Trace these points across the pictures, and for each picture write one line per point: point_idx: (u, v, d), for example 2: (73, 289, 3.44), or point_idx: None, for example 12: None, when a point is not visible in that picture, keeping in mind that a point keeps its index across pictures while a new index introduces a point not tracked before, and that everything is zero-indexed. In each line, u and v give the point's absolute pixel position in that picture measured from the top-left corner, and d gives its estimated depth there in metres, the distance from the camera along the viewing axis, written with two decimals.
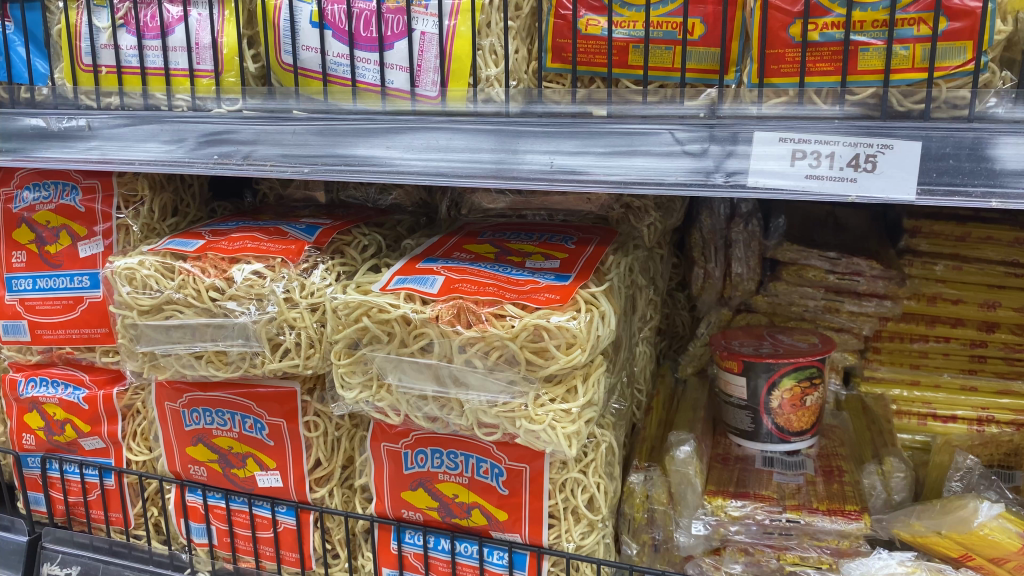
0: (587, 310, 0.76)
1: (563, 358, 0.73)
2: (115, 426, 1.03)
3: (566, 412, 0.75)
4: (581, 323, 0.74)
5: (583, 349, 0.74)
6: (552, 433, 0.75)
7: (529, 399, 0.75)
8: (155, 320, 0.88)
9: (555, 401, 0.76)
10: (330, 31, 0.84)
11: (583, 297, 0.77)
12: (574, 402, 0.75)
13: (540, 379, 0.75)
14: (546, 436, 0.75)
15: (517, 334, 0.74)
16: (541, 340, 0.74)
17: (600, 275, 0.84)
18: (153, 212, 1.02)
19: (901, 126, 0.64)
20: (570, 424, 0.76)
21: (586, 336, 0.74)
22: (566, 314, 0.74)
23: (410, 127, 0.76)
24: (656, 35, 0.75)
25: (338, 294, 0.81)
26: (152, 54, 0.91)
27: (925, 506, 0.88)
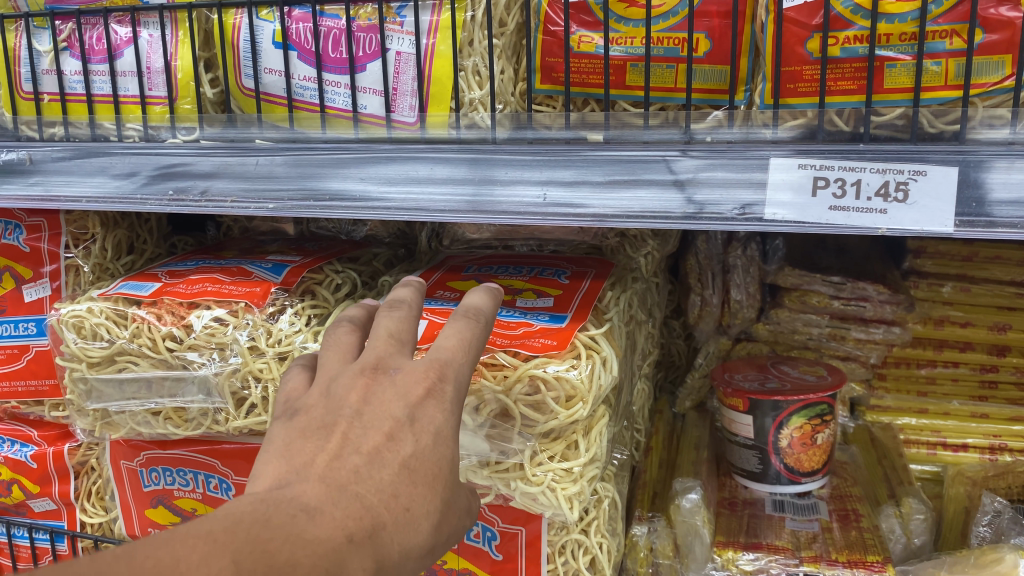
0: (587, 357, 0.68)
1: (563, 414, 0.65)
2: (67, 486, 0.94)
3: (567, 472, 0.68)
4: (583, 373, 0.66)
5: (585, 401, 0.66)
6: (552, 495, 0.67)
7: (525, 459, 0.67)
8: (107, 372, 0.79)
9: (554, 459, 0.68)
10: (295, 51, 0.76)
11: (581, 341, 0.70)
12: (576, 460, 0.67)
13: (536, 436, 0.67)
14: (544, 499, 0.67)
15: (511, 386, 0.67)
16: (538, 392, 0.66)
17: (598, 318, 0.77)
18: (105, 250, 0.94)
19: (934, 150, 0.57)
20: (571, 485, 0.68)
21: (588, 387, 0.66)
22: (565, 363, 0.66)
23: (388, 157, 0.69)
24: (656, 52, 0.68)
25: (311, 344, 0.75)
26: (100, 80, 0.83)
27: (957, 558, 0.81)
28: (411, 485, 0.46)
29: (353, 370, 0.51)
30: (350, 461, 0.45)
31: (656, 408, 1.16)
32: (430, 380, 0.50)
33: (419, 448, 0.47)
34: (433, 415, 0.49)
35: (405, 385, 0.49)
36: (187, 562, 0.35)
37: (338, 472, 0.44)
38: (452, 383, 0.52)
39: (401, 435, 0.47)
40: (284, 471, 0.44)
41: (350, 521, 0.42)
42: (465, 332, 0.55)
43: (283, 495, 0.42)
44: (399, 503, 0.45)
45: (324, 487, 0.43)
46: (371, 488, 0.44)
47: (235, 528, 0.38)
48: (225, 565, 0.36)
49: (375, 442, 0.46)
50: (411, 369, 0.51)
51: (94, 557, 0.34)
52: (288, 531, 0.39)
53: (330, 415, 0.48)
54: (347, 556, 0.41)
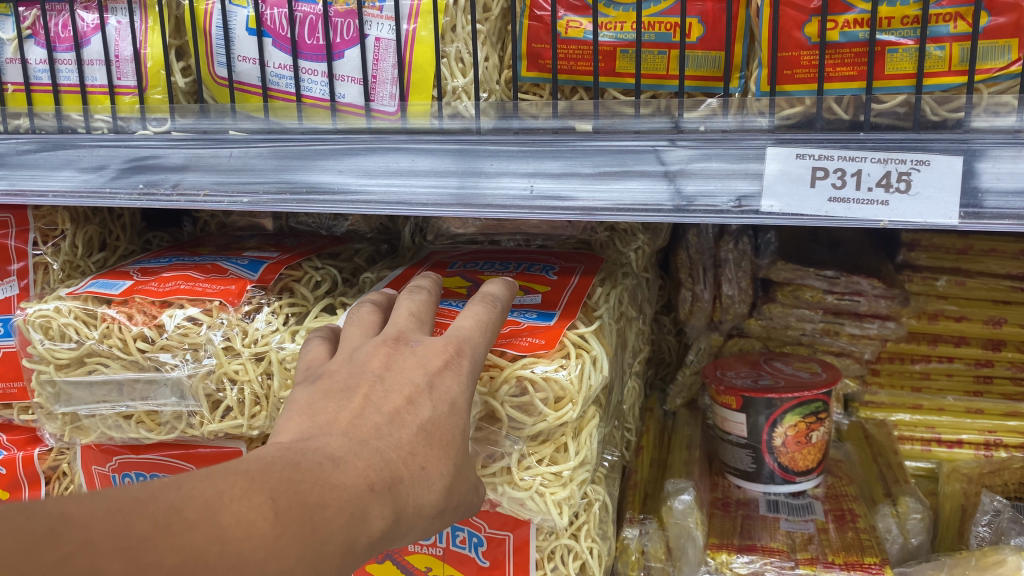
0: (577, 357, 0.66)
1: (552, 416, 0.63)
2: (37, 492, 0.92)
3: (556, 476, 0.65)
4: (572, 373, 0.63)
5: (574, 403, 0.64)
6: (540, 500, 0.65)
7: (512, 463, 0.65)
8: (76, 375, 0.76)
9: (542, 463, 0.65)
10: (270, 38, 0.73)
11: (571, 339, 0.67)
12: (565, 463, 0.65)
13: (524, 439, 0.65)
14: (532, 504, 0.65)
15: (498, 388, 0.64)
16: (525, 394, 0.63)
17: (588, 315, 0.74)
18: (75, 247, 0.91)
19: (937, 139, 0.55)
20: (561, 489, 0.65)
21: (577, 388, 0.63)
22: (553, 364, 0.64)
23: (367, 147, 0.66)
24: (647, 37, 0.66)
25: (287, 344, 0.71)
26: (66, 69, 0.79)
27: (957, 560, 0.78)
28: (428, 447, 0.48)
29: (376, 342, 0.56)
30: (373, 420, 0.48)
31: (647, 406, 1.13)
32: (449, 354, 0.55)
33: (436, 413, 0.50)
34: (450, 385, 0.53)
35: (426, 357, 0.54)
36: (228, 495, 0.38)
37: (359, 429, 0.46)
38: (469, 359, 0.56)
39: (420, 400, 0.50)
40: (308, 427, 0.47)
41: (371, 472, 0.44)
42: (482, 315, 0.60)
43: (310, 447, 0.44)
44: (417, 461, 0.47)
45: (347, 440, 0.45)
46: (391, 445, 0.46)
47: (270, 468, 0.41)
48: (261, 501, 0.39)
49: (395, 405, 0.49)
50: (433, 344, 0.55)
51: (148, 485, 0.38)
52: (315, 477, 0.42)
53: (354, 378, 0.51)
54: (368, 505, 0.43)
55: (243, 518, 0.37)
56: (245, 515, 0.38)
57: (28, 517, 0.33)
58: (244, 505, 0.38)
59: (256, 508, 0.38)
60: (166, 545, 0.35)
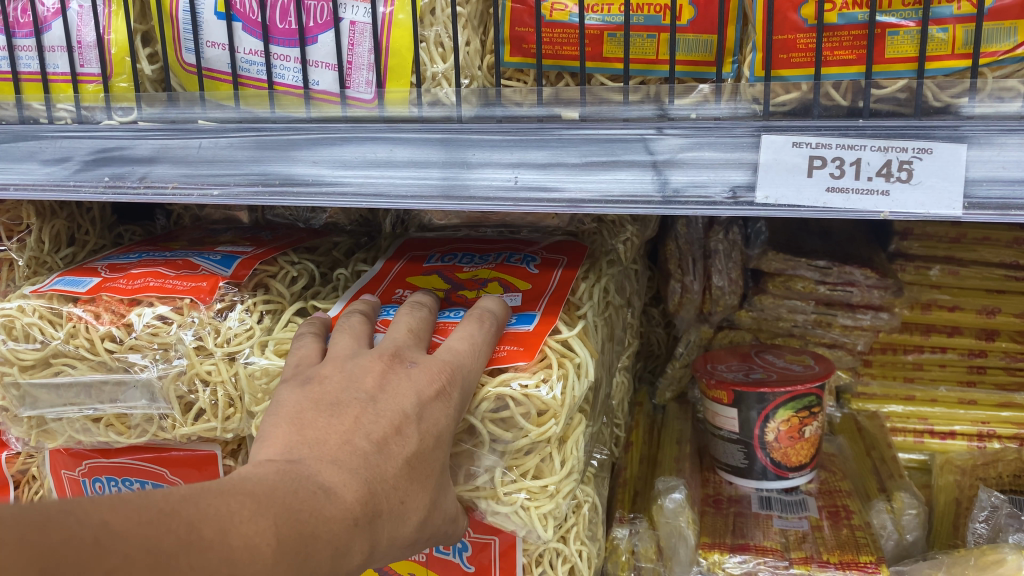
0: (559, 367, 0.63)
1: (535, 432, 0.60)
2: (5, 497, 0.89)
3: (542, 488, 0.63)
4: (555, 390, 0.60)
5: (558, 416, 0.61)
6: (524, 514, 0.63)
7: (495, 479, 0.62)
8: (41, 377, 0.72)
9: (527, 476, 0.63)
10: (240, 22, 0.69)
11: (553, 349, 0.65)
12: (550, 475, 0.63)
13: (506, 454, 0.62)
14: (517, 519, 0.63)
15: (476, 405, 0.61)
16: (505, 410, 0.61)
17: (569, 316, 0.71)
18: (42, 243, 0.87)
19: (940, 125, 0.52)
20: (546, 502, 0.63)
21: (560, 403, 0.61)
22: (533, 379, 0.61)
23: (343, 137, 0.63)
24: (637, 20, 0.63)
25: (255, 358, 0.68)
26: (26, 56, 0.75)
27: (955, 558, 0.77)
28: (409, 482, 0.51)
29: (372, 356, 0.57)
30: (362, 447, 0.50)
31: (636, 400, 1.11)
32: (441, 383, 0.56)
33: (421, 445, 0.53)
34: (439, 415, 0.55)
35: (420, 382, 0.55)
36: (238, 517, 0.41)
37: (350, 458, 0.49)
38: (460, 389, 0.57)
39: (408, 431, 0.52)
40: (298, 441, 0.49)
41: (358, 505, 0.47)
42: (475, 336, 0.60)
43: (303, 475, 0.46)
44: (398, 496, 0.50)
45: (338, 467, 0.48)
46: (377, 478, 0.49)
47: (273, 491, 0.44)
48: (266, 527, 0.42)
49: (384, 432, 0.51)
50: (428, 367, 0.56)
51: (166, 495, 0.40)
52: (311, 507, 0.44)
53: (347, 394, 0.53)
54: (351, 540, 0.46)
55: (249, 541, 0.40)
56: (251, 538, 0.40)
57: (75, 525, 0.35)
58: (251, 529, 0.41)
59: (261, 533, 0.41)
60: (187, 565, 0.37)
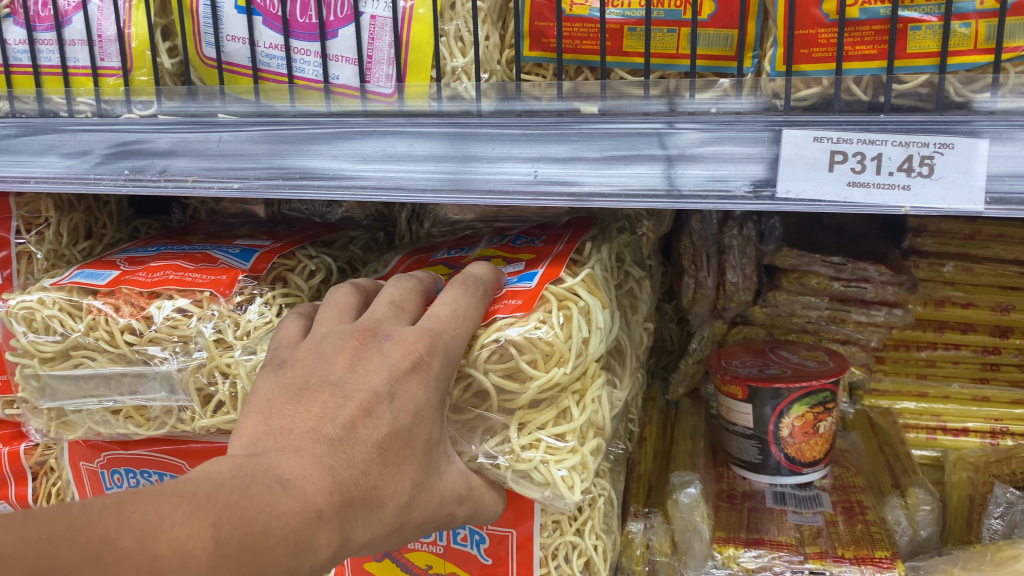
0: (563, 311, 0.64)
1: (542, 376, 0.61)
2: (24, 488, 0.90)
3: (560, 441, 0.63)
4: (556, 330, 0.62)
5: (563, 358, 0.62)
6: (549, 471, 0.62)
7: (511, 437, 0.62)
8: (61, 369, 0.73)
9: (544, 428, 0.63)
10: (260, 16, 0.69)
11: (554, 293, 0.65)
12: (566, 426, 0.63)
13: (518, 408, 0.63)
14: (540, 475, 0.62)
15: (477, 356, 0.61)
16: (510, 359, 0.62)
17: (574, 267, 0.71)
18: (60, 236, 0.87)
19: (963, 120, 0.52)
20: (568, 456, 0.63)
21: (564, 344, 0.62)
22: (530, 324, 0.62)
23: (363, 131, 0.63)
24: (657, 14, 0.63)
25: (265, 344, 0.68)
26: (46, 49, 0.75)
27: (970, 554, 0.77)
28: (381, 465, 0.51)
29: (346, 333, 0.56)
30: (330, 433, 0.49)
31: (649, 395, 1.11)
32: (417, 354, 0.55)
33: (393, 426, 0.52)
34: (414, 390, 0.54)
35: (392, 358, 0.54)
36: (168, 521, 0.40)
37: (313, 447, 0.48)
38: (438, 359, 0.56)
39: (379, 412, 0.51)
40: (263, 433, 0.49)
41: (321, 497, 0.46)
42: (459, 301, 0.60)
43: (265, 468, 0.46)
44: (369, 481, 0.49)
45: (300, 457, 0.47)
46: (344, 464, 0.48)
47: (217, 491, 0.43)
48: (206, 528, 0.40)
49: (352, 416, 0.50)
50: (402, 341, 0.55)
51: (86, 506, 0.39)
52: (262, 503, 0.43)
53: (316, 378, 0.53)
54: (315, 532, 0.45)
55: (180, 546, 0.39)
56: (184, 542, 0.39)
57: None
58: (183, 533, 0.40)
59: (195, 537, 0.40)
60: None
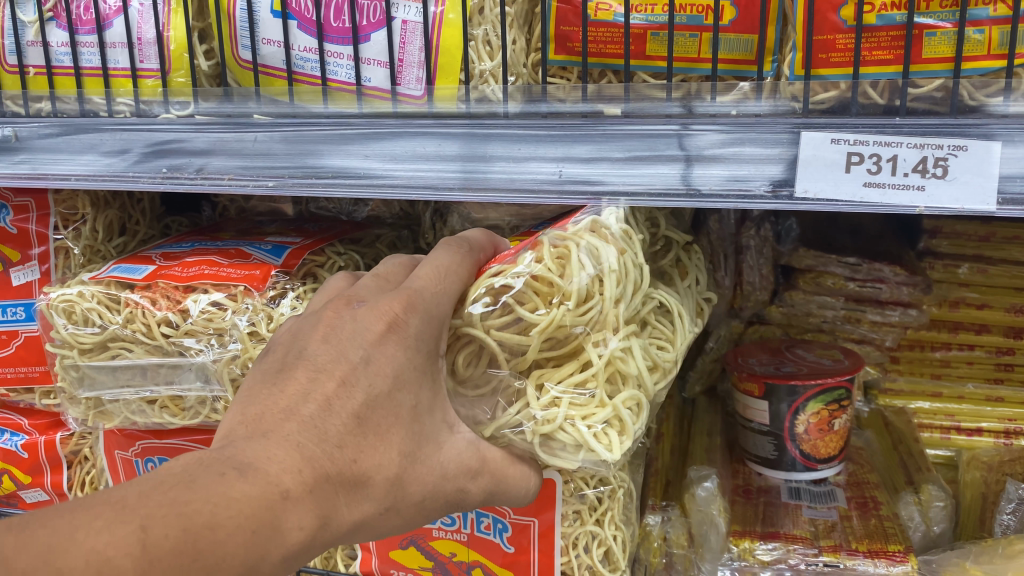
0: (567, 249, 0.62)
1: (542, 320, 0.60)
2: (60, 476, 0.93)
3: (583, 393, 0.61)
4: (551, 271, 0.60)
5: (564, 297, 0.60)
6: (577, 429, 0.60)
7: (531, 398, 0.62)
8: (100, 360, 0.76)
9: (564, 383, 0.62)
10: (295, 21, 0.72)
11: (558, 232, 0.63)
12: (584, 374, 0.61)
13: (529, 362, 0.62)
14: (570, 433, 0.60)
15: (473, 318, 0.61)
16: (512, 314, 0.61)
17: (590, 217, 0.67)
18: (96, 232, 0.91)
19: (975, 124, 0.54)
20: (595, 408, 0.61)
21: (563, 282, 0.60)
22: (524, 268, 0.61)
23: (393, 132, 0.65)
24: (679, 20, 0.65)
25: None
26: (88, 51, 0.78)
27: (982, 549, 0.79)
28: (359, 436, 0.51)
29: (323, 310, 0.57)
30: (303, 411, 0.50)
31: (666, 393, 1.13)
32: (393, 315, 0.55)
33: (369, 392, 0.52)
34: (392, 351, 0.54)
35: (366, 324, 0.54)
36: (86, 531, 0.41)
37: (283, 426, 0.49)
38: (420, 316, 0.56)
39: (354, 379, 0.52)
40: (237, 421, 0.50)
41: (289, 475, 0.47)
42: (443, 261, 0.60)
43: (234, 455, 0.47)
44: (347, 454, 0.50)
45: (269, 441, 0.48)
46: (316, 440, 0.49)
47: (152, 492, 0.44)
48: (132, 529, 0.42)
49: (326, 391, 0.51)
50: (376, 306, 0.55)
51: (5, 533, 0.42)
52: (210, 492, 0.44)
53: (291, 359, 0.53)
54: (282, 515, 0.46)
55: (99, 553, 0.41)
56: (106, 547, 0.41)
57: None
58: (104, 539, 0.41)
59: (116, 542, 0.41)
60: None
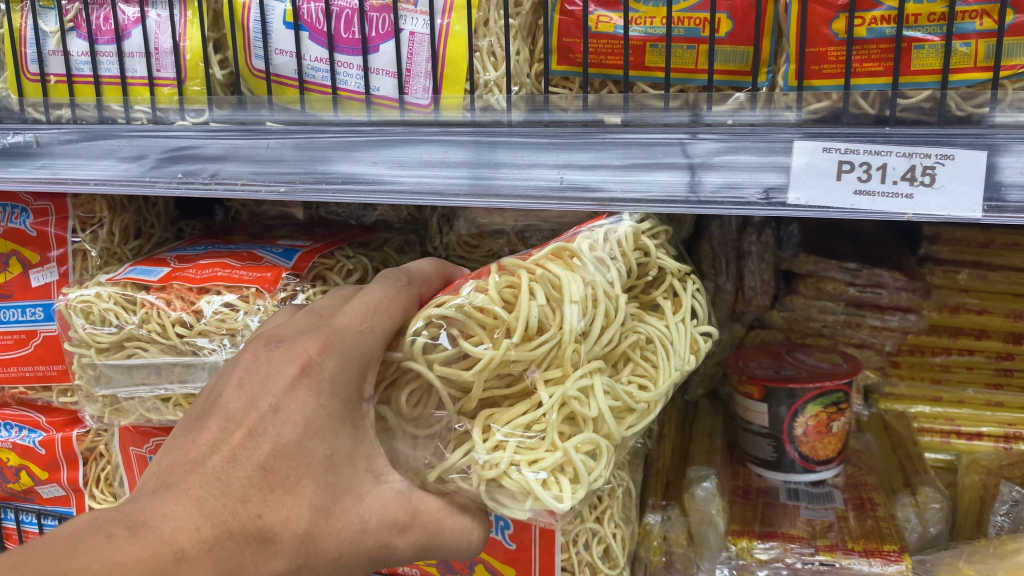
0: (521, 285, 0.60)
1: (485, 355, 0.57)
2: (76, 472, 0.96)
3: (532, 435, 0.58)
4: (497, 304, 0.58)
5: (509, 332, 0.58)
6: (522, 475, 0.56)
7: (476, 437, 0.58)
8: (116, 359, 0.79)
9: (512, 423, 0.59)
10: (307, 32, 0.74)
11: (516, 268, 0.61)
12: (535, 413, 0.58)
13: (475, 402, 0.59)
14: (515, 477, 0.57)
15: (416, 354, 0.59)
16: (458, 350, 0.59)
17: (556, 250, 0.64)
18: (113, 235, 0.93)
19: (961, 134, 0.56)
20: (542, 450, 0.57)
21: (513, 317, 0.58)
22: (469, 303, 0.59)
23: (400, 139, 0.68)
24: (677, 32, 0.67)
25: None
26: (107, 61, 0.81)
27: (974, 548, 0.81)
28: (265, 490, 0.51)
29: (249, 350, 0.57)
30: (208, 463, 0.51)
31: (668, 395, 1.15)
32: (307, 358, 0.54)
33: (276, 444, 0.52)
34: (304, 398, 0.53)
35: (279, 368, 0.54)
36: None
37: (185, 479, 0.50)
38: (338, 357, 0.54)
39: (261, 431, 0.52)
40: (153, 471, 0.52)
41: (183, 534, 0.47)
42: (373, 296, 0.59)
43: (131, 514, 0.47)
44: (250, 509, 0.50)
45: (168, 496, 0.49)
46: (216, 495, 0.49)
47: (30, 562, 0.43)
48: None
49: (233, 443, 0.52)
50: (292, 348, 0.54)
51: None
52: (94, 557, 0.43)
53: (210, 405, 0.54)
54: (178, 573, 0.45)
55: None
56: None
57: None
58: None
59: None
60: None
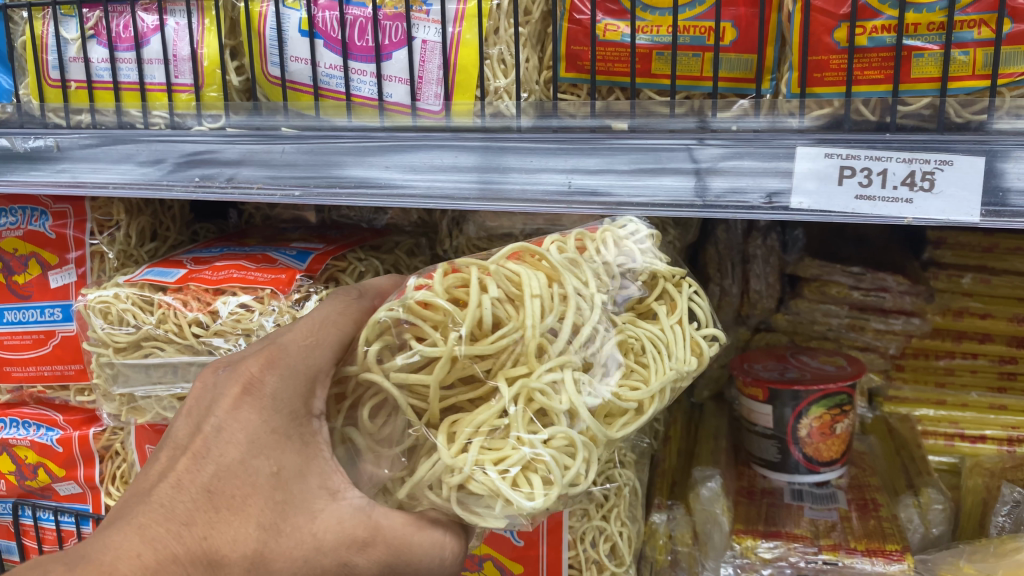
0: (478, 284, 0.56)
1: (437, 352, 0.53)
2: (92, 470, 0.98)
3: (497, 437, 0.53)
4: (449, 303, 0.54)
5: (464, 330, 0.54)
6: (486, 476, 0.51)
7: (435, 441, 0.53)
8: (133, 358, 0.81)
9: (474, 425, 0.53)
10: (321, 40, 0.76)
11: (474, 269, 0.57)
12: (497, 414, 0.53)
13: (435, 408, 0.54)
14: (480, 480, 0.51)
15: (367, 362, 0.55)
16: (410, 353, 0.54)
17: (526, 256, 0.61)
18: (130, 237, 0.95)
19: (959, 140, 0.57)
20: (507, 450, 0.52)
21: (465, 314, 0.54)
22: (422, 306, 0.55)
23: (411, 145, 0.69)
24: (683, 40, 0.69)
25: None
26: (126, 67, 0.83)
27: (975, 548, 0.82)
28: (208, 512, 0.50)
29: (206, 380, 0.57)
30: (155, 493, 0.50)
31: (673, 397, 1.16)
32: (248, 379, 0.53)
33: (218, 465, 0.51)
34: (246, 415, 0.52)
35: (222, 392, 0.53)
36: None
37: (131, 511, 0.49)
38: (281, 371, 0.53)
39: (204, 455, 0.51)
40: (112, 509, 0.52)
41: (122, 562, 0.46)
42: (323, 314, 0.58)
43: (78, 550, 0.48)
44: (195, 533, 0.49)
45: (116, 530, 0.48)
46: (160, 521, 0.49)
47: None
48: None
49: (178, 469, 0.51)
50: (236, 371, 0.54)
51: None
52: None
53: (166, 439, 0.54)
54: None
55: None
56: None
57: None
58: None
59: None
60: None
